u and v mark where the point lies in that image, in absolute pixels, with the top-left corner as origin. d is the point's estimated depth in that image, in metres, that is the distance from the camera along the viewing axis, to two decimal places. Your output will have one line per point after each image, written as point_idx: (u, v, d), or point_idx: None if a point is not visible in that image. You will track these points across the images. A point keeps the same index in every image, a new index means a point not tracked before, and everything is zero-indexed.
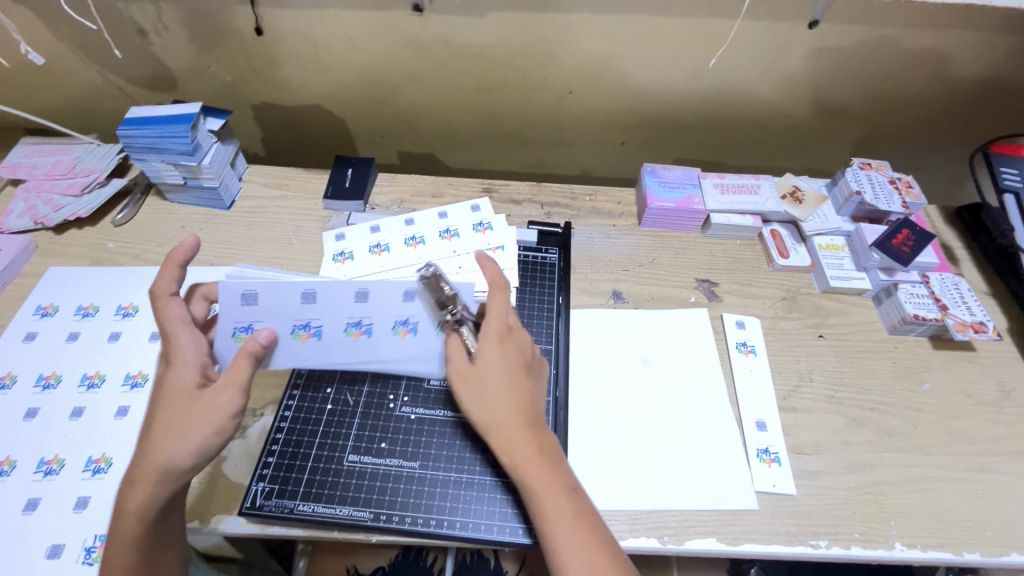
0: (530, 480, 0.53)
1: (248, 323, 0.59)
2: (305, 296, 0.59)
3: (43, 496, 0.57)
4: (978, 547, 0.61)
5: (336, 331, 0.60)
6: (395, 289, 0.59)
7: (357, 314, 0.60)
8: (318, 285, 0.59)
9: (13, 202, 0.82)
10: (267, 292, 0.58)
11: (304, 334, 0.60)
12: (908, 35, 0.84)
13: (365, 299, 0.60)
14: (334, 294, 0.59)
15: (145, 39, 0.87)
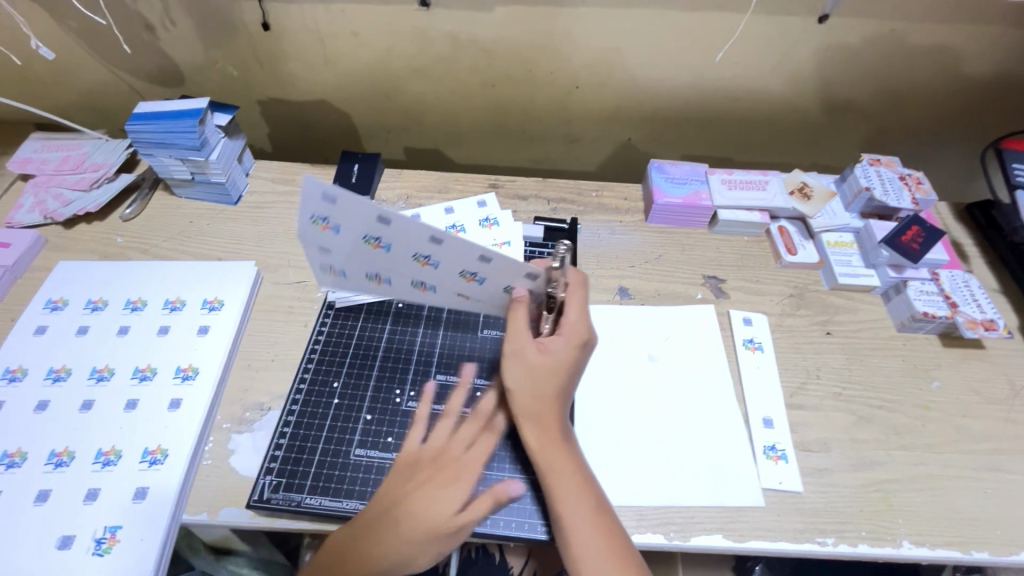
0: (554, 472, 0.55)
1: (324, 214, 0.51)
2: (380, 220, 0.51)
3: (53, 487, 0.58)
4: (986, 546, 0.60)
5: (403, 254, 0.55)
6: (476, 250, 0.53)
7: (429, 250, 0.54)
8: (396, 218, 0.50)
9: (23, 196, 0.83)
10: (347, 200, 0.49)
11: (371, 243, 0.54)
12: (919, 30, 0.83)
13: (439, 242, 0.53)
14: (408, 229, 0.52)
15: (153, 34, 0.87)
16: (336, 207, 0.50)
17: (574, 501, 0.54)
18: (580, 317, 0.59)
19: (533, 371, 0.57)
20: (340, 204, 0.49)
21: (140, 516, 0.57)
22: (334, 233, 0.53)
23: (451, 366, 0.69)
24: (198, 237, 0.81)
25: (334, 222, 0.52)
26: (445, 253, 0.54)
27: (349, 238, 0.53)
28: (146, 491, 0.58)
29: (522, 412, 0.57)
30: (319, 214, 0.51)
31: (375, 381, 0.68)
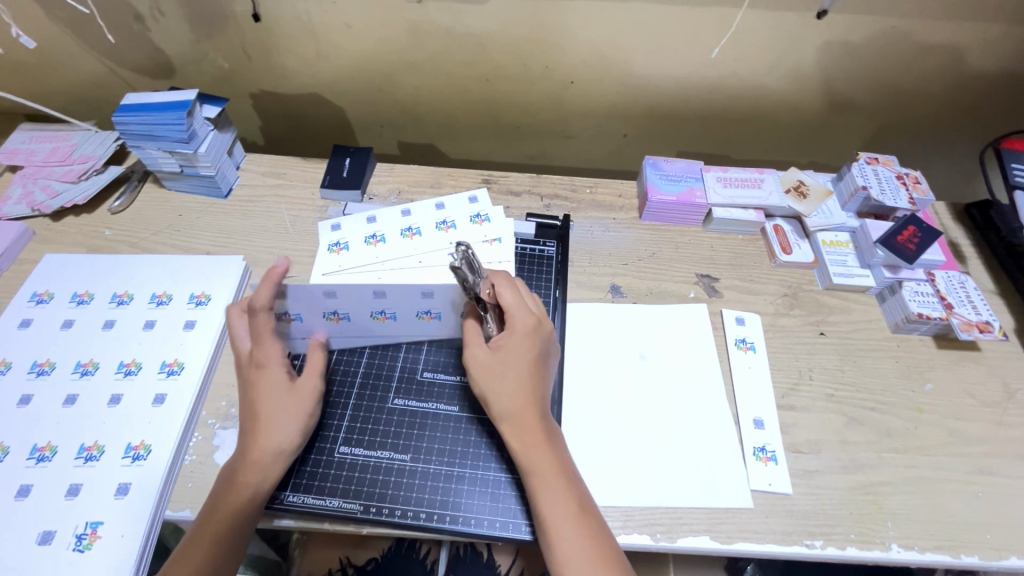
0: (537, 469, 0.55)
1: (285, 310, 0.61)
2: (327, 294, 0.59)
3: (34, 482, 0.58)
4: (976, 550, 0.60)
5: (364, 316, 0.64)
6: (414, 289, 0.60)
7: (379, 306, 0.62)
8: (338, 288, 0.59)
9: (11, 187, 0.82)
10: (297, 295, 0.59)
11: (335, 318, 0.63)
12: (919, 27, 0.82)
13: (383, 295, 0.61)
14: (354, 294, 0.60)
15: (142, 25, 0.86)
16: (289, 300, 0.60)
17: (557, 499, 0.53)
18: (516, 299, 0.61)
19: (501, 367, 0.58)
20: (290, 299, 0.60)
21: (121, 512, 0.56)
22: (299, 322, 0.63)
23: (437, 364, 0.68)
24: (187, 230, 0.81)
25: (296, 312, 0.62)
26: (394, 303, 0.62)
27: (312, 321, 0.63)
28: (129, 487, 0.58)
29: (498, 413, 0.57)
30: (275, 313, 0.61)
31: (360, 379, 0.67)
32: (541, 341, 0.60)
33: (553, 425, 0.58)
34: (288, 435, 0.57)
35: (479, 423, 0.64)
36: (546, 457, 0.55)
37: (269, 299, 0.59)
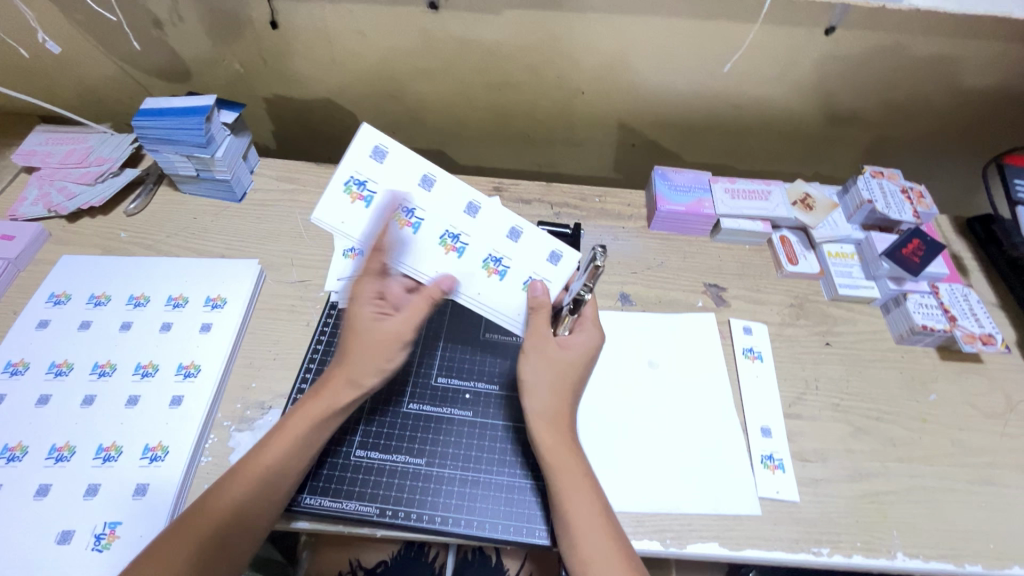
0: (560, 471, 0.56)
1: (365, 178, 0.62)
2: (423, 180, 0.63)
3: (54, 482, 0.58)
4: (979, 559, 0.61)
5: (431, 233, 0.63)
6: (507, 220, 0.63)
7: (457, 225, 0.63)
8: (438, 175, 0.63)
9: (27, 188, 0.83)
10: (393, 163, 0.62)
11: (402, 219, 0.62)
12: (925, 44, 0.83)
13: (473, 212, 0.63)
14: (445, 194, 0.63)
15: (161, 30, 0.87)
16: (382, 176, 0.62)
17: (579, 500, 0.54)
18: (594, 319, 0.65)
19: (550, 370, 0.60)
20: (382, 166, 0.62)
21: (140, 512, 0.57)
22: (363, 203, 0.62)
23: (452, 369, 0.69)
24: (201, 233, 0.82)
25: (371, 192, 0.62)
26: (474, 226, 0.63)
27: (379, 210, 0.62)
28: (147, 488, 0.59)
29: (528, 415, 0.59)
30: (355, 179, 0.62)
31: None
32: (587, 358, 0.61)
33: (573, 427, 0.60)
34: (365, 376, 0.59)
35: (493, 429, 0.65)
36: (573, 459, 0.57)
37: (369, 156, 0.62)
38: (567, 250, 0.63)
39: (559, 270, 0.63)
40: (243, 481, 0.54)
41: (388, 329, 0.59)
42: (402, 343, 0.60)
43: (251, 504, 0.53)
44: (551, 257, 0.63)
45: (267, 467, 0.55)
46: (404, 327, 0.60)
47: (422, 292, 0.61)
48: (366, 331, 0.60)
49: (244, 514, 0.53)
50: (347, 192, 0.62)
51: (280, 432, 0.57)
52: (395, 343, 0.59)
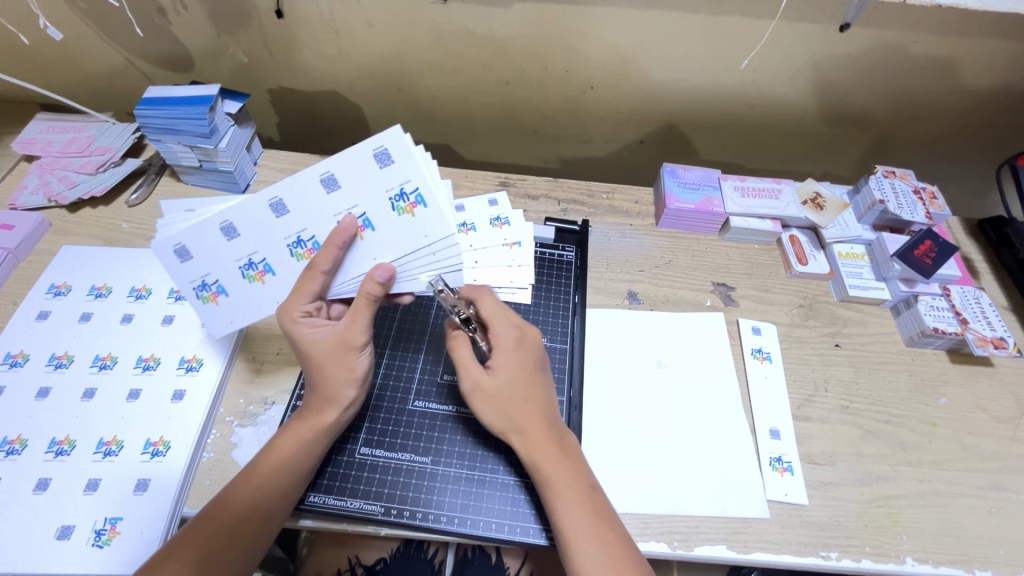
0: (551, 480, 0.55)
1: (201, 278, 0.58)
2: (226, 232, 0.57)
3: (53, 476, 0.57)
4: (989, 565, 0.60)
5: (284, 259, 0.59)
6: (312, 178, 0.56)
7: (292, 231, 0.58)
8: (231, 215, 0.56)
9: (27, 177, 0.82)
10: (197, 244, 0.57)
11: (256, 274, 0.59)
12: (942, 44, 0.82)
13: (285, 211, 0.57)
14: (255, 221, 0.57)
15: (164, 18, 0.86)
16: (196, 254, 0.57)
17: (573, 511, 0.53)
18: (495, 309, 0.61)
19: (493, 397, 0.58)
20: (194, 260, 0.57)
21: (140, 508, 0.56)
22: (270, 274, 0.59)
23: (459, 367, 0.69)
24: None
25: (217, 280, 0.59)
26: (305, 218, 0.57)
27: (240, 286, 0.60)
28: (147, 484, 0.58)
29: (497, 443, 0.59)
30: (198, 282, 0.59)
31: (382, 378, 0.67)
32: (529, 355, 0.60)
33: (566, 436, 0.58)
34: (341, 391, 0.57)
35: None
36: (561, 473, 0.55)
37: (177, 262, 0.57)
38: (379, 134, 0.55)
39: (398, 158, 0.56)
40: (233, 503, 0.52)
41: (307, 286, 0.56)
42: (359, 345, 0.57)
43: (244, 526, 0.52)
44: (380, 157, 0.56)
45: (257, 489, 0.53)
46: (350, 331, 0.56)
47: (359, 292, 0.55)
48: (320, 346, 0.56)
49: (237, 532, 0.51)
50: (203, 299, 0.60)
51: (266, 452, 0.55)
52: (350, 348, 0.56)
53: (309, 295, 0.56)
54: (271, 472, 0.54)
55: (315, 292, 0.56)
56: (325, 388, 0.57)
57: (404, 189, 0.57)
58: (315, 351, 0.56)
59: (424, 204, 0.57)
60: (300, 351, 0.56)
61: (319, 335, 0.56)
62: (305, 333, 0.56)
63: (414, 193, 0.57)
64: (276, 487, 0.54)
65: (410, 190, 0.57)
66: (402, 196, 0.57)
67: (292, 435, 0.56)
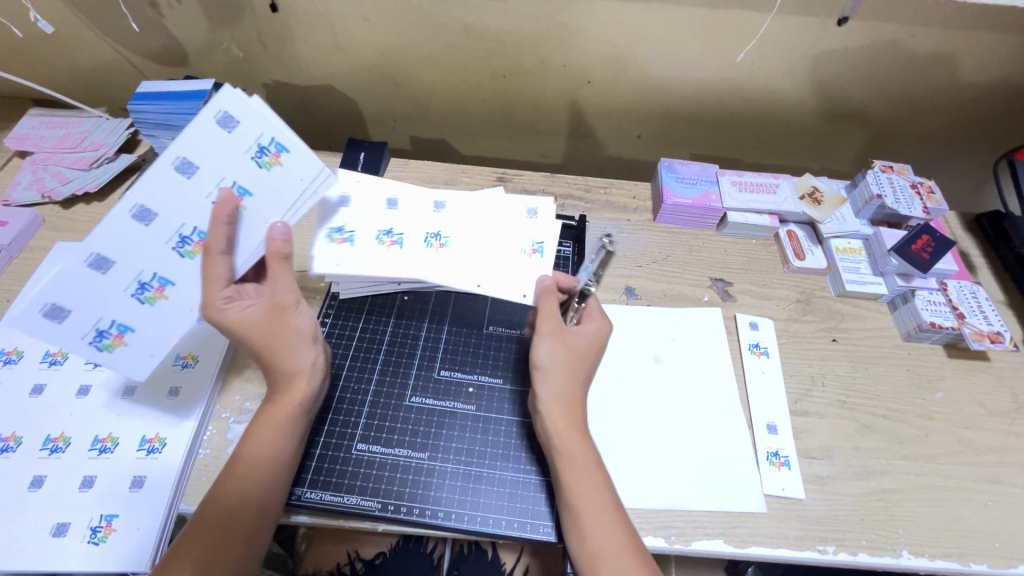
0: (564, 468, 0.55)
1: (136, 278, 0.60)
2: (142, 218, 0.60)
3: (48, 473, 0.57)
4: (985, 559, 0.60)
5: (204, 234, 0.62)
6: (166, 162, 0.59)
7: (205, 205, 0.62)
8: (140, 200, 0.59)
9: (20, 173, 0.81)
10: (152, 200, 0.60)
11: (193, 247, 0.63)
12: (940, 37, 0.82)
13: (195, 171, 0.61)
14: (170, 202, 0.61)
15: (157, 12, 0.85)
16: (156, 211, 0.60)
17: (586, 500, 0.53)
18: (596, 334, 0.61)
19: (569, 347, 0.60)
20: (115, 268, 0.60)
21: (136, 506, 0.56)
22: (221, 223, 0.63)
23: (455, 363, 0.68)
24: None
25: (194, 229, 0.63)
26: (202, 191, 0.61)
27: (199, 258, 0.63)
28: (144, 480, 0.58)
29: (545, 391, 0.58)
30: (135, 286, 0.61)
31: (378, 374, 0.67)
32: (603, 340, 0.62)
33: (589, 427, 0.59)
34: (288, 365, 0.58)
35: (497, 422, 0.64)
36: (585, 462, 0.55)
37: (140, 225, 0.60)
38: (213, 99, 0.60)
39: (243, 119, 0.61)
40: (225, 499, 0.52)
41: (215, 271, 0.58)
42: (292, 306, 0.59)
43: (242, 523, 0.51)
44: (224, 120, 0.60)
45: (246, 483, 0.53)
46: (276, 298, 0.58)
47: (270, 257, 0.59)
48: (245, 325, 0.57)
49: (233, 525, 0.51)
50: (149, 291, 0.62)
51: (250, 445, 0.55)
52: (280, 315, 0.58)
53: (222, 280, 0.58)
54: (261, 466, 0.54)
55: (223, 275, 0.58)
56: (282, 365, 0.58)
57: (263, 143, 0.62)
58: (241, 334, 0.57)
59: (284, 149, 0.63)
60: (230, 334, 0.58)
61: (243, 315, 0.57)
62: (233, 316, 0.57)
63: (271, 143, 0.62)
64: (264, 480, 0.54)
65: (267, 142, 0.62)
66: (264, 148, 0.62)
67: (263, 424, 0.56)
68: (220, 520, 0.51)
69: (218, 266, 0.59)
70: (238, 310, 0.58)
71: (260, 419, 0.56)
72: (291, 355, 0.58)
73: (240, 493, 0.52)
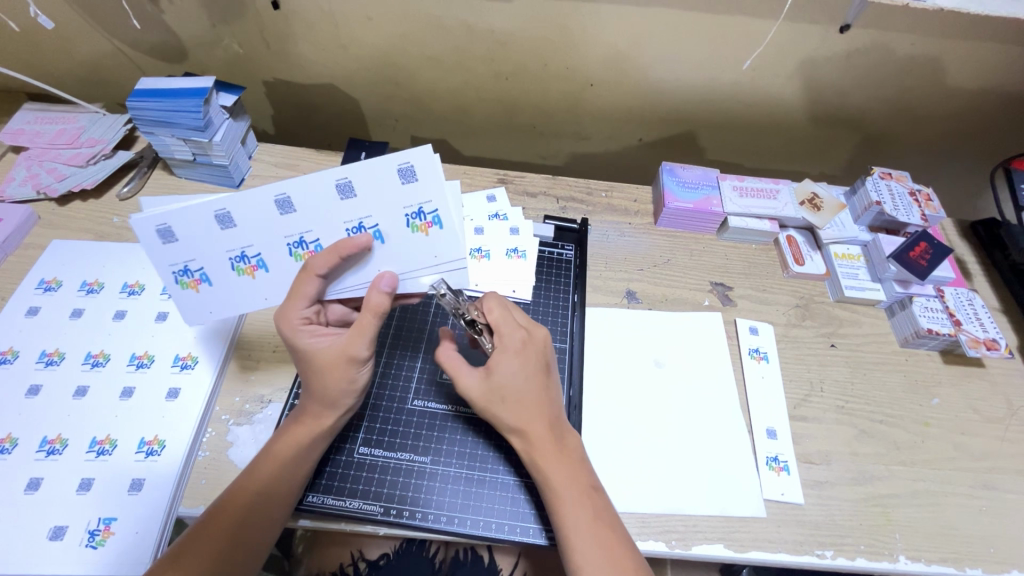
0: (552, 482, 0.54)
1: (183, 262, 0.55)
2: (222, 221, 0.53)
3: (45, 476, 0.56)
4: (979, 563, 0.61)
5: (282, 256, 0.56)
6: (326, 185, 0.52)
7: (296, 230, 0.54)
8: (229, 203, 0.52)
9: (14, 169, 0.80)
10: (243, 212, 0.53)
11: (246, 267, 0.56)
12: (940, 45, 0.82)
13: (291, 210, 0.53)
14: (256, 214, 0.53)
15: (156, 7, 0.83)
16: (237, 224, 0.53)
17: (577, 509, 0.53)
18: (516, 366, 0.56)
19: (505, 399, 0.56)
20: (179, 246, 0.53)
21: (134, 509, 0.55)
22: (263, 270, 0.56)
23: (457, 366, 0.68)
24: None
25: (257, 253, 0.56)
26: (312, 220, 0.54)
27: (223, 277, 0.57)
28: (143, 483, 0.57)
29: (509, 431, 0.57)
30: (179, 268, 0.55)
31: (380, 377, 0.66)
32: (536, 353, 0.58)
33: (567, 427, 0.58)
34: (334, 395, 0.55)
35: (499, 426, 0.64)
36: (562, 460, 0.55)
37: (216, 226, 0.53)
38: (408, 150, 0.51)
39: (423, 178, 0.53)
40: (235, 506, 0.52)
41: (303, 290, 0.53)
42: (360, 360, 0.54)
43: (247, 530, 0.51)
44: (406, 175, 0.52)
45: (256, 493, 0.52)
46: (353, 345, 0.54)
47: (365, 305, 0.53)
48: (322, 357, 0.54)
49: (243, 528, 0.51)
50: (178, 283, 0.56)
51: (265, 454, 0.55)
52: (352, 362, 0.54)
53: (307, 300, 0.54)
54: (270, 475, 0.53)
55: (311, 297, 0.54)
56: (321, 393, 0.55)
57: (423, 209, 0.54)
58: (315, 362, 0.54)
59: (442, 226, 0.56)
60: (305, 361, 0.55)
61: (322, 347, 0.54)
62: (306, 341, 0.54)
63: (432, 213, 0.55)
64: (272, 489, 0.53)
65: (428, 210, 0.54)
66: (419, 216, 0.54)
67: (288, 438, 0.55)
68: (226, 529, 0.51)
69: (307, 289, 0.53)
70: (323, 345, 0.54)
71: (280, 437, 0.55)
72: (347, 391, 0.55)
73: (248, 498, 0.52)
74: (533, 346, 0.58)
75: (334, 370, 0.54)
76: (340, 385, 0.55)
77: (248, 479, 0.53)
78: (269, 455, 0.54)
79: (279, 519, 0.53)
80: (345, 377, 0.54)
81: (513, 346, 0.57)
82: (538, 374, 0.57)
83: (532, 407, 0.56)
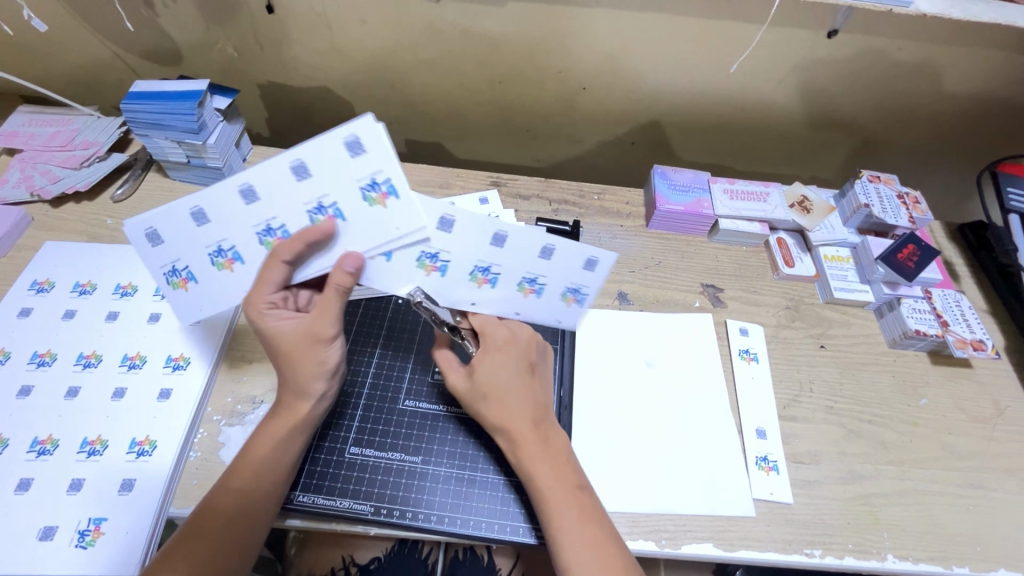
0: (539, 480, 0.54)
1: (171, 262, 0.56)
2: (245, 195, 0.53)
3: (35, 476, 0.56)
4: (967, 562, 0.62)
5: (303, 226, 0.54)
6: (334, 141, 0.51)
7: (261, 218, 0.54)
8: (251, 177, 0.52)
9: (8, 171, 0.80)
10: (168, 227, 0.54)
11: (179, 281, 0.57)
12: (927, 50, 0.83)
13: (306, 176, 0.52)
14: (178, 227, 0.54)
15: (152, 10, 0.84)
16: (167, 240, 0.55)
17: (565, 507, 0.53)
18: (499, 363, 0.58)
19: (499, 399, 0.57)
20: (165, 245, 0.55)
21: (124, 508, 0.56)
22: (195, 282, 0.57)
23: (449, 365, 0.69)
24: None
25: (187, 266, 0.56)
26: (327, 184, 0.53)
27: (208, 280, 0.57)
28: (133, 483, 0.57)
29: (497, 426, 0.57)
30: (168, 268, 0.56)
31: (371, 378, 0.67)
32: (519, 350, 0.59)
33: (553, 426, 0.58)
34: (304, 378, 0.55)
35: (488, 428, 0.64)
36: (548, 458, 0.55)
37: (153, 242, 0.55)
38: (349, 121, 0.51)
39: (371, 148, 0.52)
40: (222, 507, 0.52)
41: (269, 276, 0.53)
42: (327, 339, 0.54)
43: (239, 530, 0.52)
44: (589, 264, 0.59)
45: (244, 492, 0.53)
46: (318, 323, 0.54)
47: (329, 282, 0.53)
48: (288, 338, 0.54)
49: (235, 527, 0.51)
50: (170, 283, 0.57)
51: (252, 454, 0.55)
52: (319, 341, 0.54)
53: (274, 286, 0.54)
54: (254, 475, 0.53)
55: (278, 283, 0.54)
56: (296, 380, 0.55)
57: (580, 288, 0.62)
58: (282, 344, 0.54)
59: (540, 293, 0.61)
60: (270, 343, 0.55)
61: (294, 330, 0.54)
62: (273, 324, 0.54)
63: (436, 205, 0.54)
64: (260, 488, 0.53)
65: (386, 180, 0.53)
66: (574, 291, 0.62)
67: (275, 436, 0.55)
68: (217, 531, 0.51)
69: (274, 278, 0.54)
70: (292, 327, 0.54)
71: (260, 434, 0.56)
72: (316, 371, 0.55)
73: (237, 501, 0.52)
74: (515, 344, 0.60)
75: (301, 351, 0.54)
76: (303, 363, 0.54)
77: (227, 483, 0.53)
78: (251, 457, 0.54)
79: (267, 515, 0.54)
80: (314, 356, 0.54)
81: (494, 344, 0.59)
82: (521, 372, 0.58)
83: (513, 403, 0.57)
